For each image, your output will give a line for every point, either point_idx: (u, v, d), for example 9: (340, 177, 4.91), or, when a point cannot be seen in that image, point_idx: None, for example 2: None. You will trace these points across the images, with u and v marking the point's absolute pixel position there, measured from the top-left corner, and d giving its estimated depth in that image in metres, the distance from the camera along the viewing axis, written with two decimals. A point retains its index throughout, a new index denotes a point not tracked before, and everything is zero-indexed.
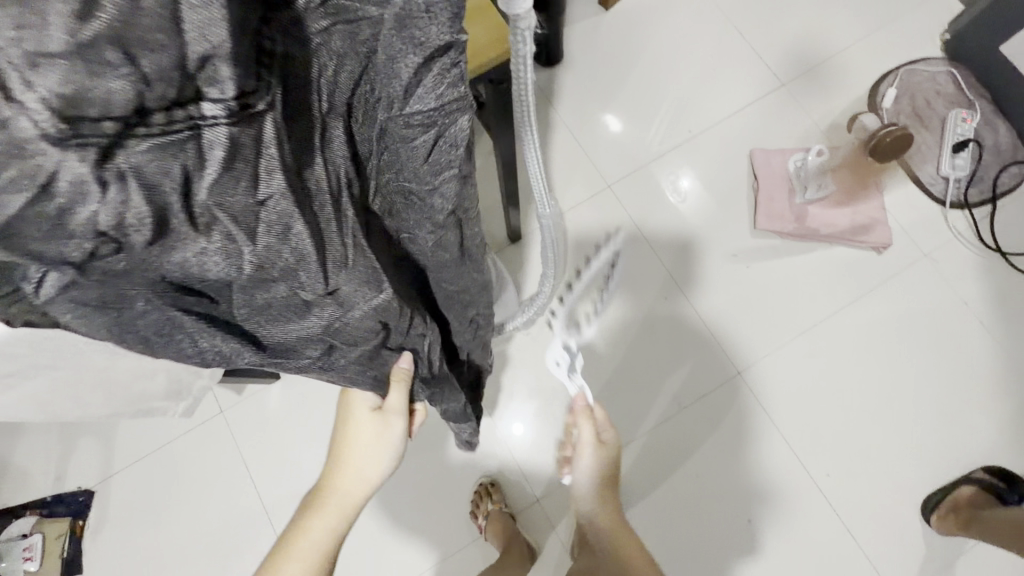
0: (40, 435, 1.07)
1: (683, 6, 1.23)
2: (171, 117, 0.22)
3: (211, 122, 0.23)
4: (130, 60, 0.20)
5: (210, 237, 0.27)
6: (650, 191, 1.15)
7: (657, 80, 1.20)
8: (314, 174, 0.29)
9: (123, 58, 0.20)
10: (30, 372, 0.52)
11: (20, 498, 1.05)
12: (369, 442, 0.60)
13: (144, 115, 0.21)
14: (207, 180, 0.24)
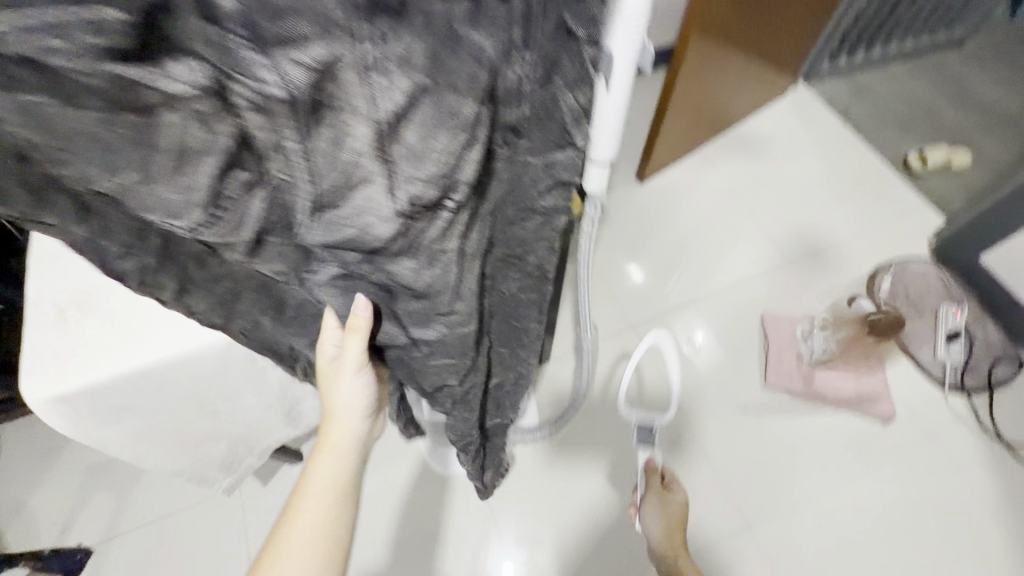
0: (61, 483, 1.11)
1: (705, 188, 1.48)
2: (439, 199, 0.35)
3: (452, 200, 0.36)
4: (443, 170, 0.33)
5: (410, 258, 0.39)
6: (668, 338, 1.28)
7: (680, 244, 1.40)
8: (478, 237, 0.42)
9: (444, 166, 0.33)
10: (135, 411, 0.61)
11: (21, 546, 1.05)
12: (336, 383, 0.54)
13: (430, 196, 0.35)
14: (433, 232, 0.37)
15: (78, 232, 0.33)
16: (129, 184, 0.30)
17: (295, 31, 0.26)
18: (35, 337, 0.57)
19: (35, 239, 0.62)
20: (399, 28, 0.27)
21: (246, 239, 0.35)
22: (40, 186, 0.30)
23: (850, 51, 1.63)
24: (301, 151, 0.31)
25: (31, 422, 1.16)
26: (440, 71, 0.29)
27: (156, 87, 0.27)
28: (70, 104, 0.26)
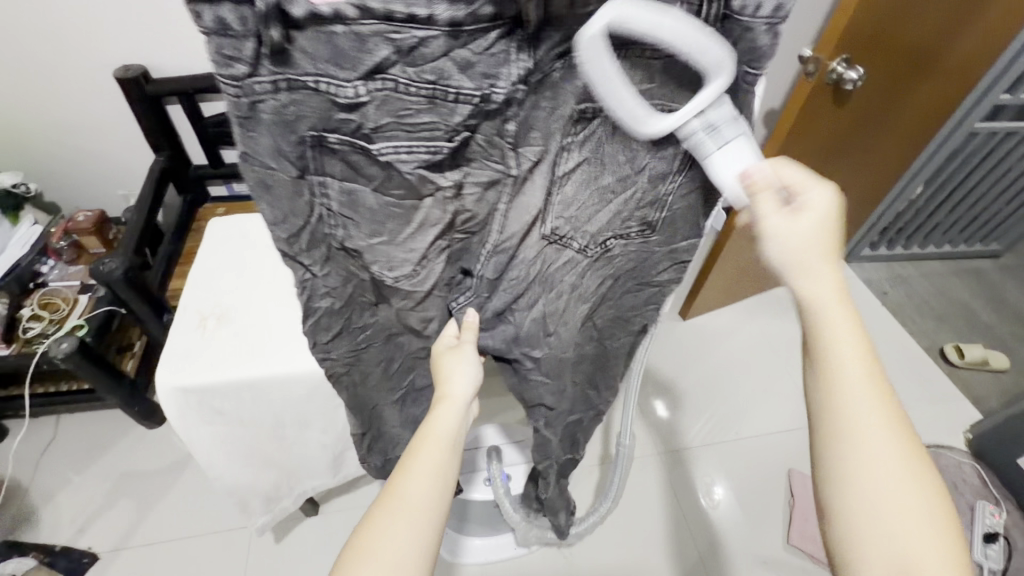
0: (94, 482, 1.16)
1: (743, 337, 1.56)
2: (571, 240, 0.50)
3: (581, 245, 0.50)
4: (586, 218, 0.48)
5: (539, 281, 0.53)
6: (689, 476, 1.29)
7: (714, 384, 1.46)
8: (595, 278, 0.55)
9: (586, 214, 0.48)
10: (227, 417, 0.70)
11: (37, 537, 1.09)
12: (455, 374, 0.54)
13: (566, 237, 0.50)
14: (563, 261, 0.52)
15: (308, 272, 0.46)
16: (378, 241, 0.44)
17: (532, 143, 0.41)
18: (177, 335, 0.69)
19: (198, 262, 0.78)
20: (586, 140, 0.42)
21: (424, 289, 0.51)
22: (314, 243, 0.43)
23: (890, 243, 1.77)
24: (493, 224, 0.47)
25: (88, 417, 1.25)
26: (601, 168, 0.45)
27: (434, 181, 0.41)
28: (376, 189, 0.40)
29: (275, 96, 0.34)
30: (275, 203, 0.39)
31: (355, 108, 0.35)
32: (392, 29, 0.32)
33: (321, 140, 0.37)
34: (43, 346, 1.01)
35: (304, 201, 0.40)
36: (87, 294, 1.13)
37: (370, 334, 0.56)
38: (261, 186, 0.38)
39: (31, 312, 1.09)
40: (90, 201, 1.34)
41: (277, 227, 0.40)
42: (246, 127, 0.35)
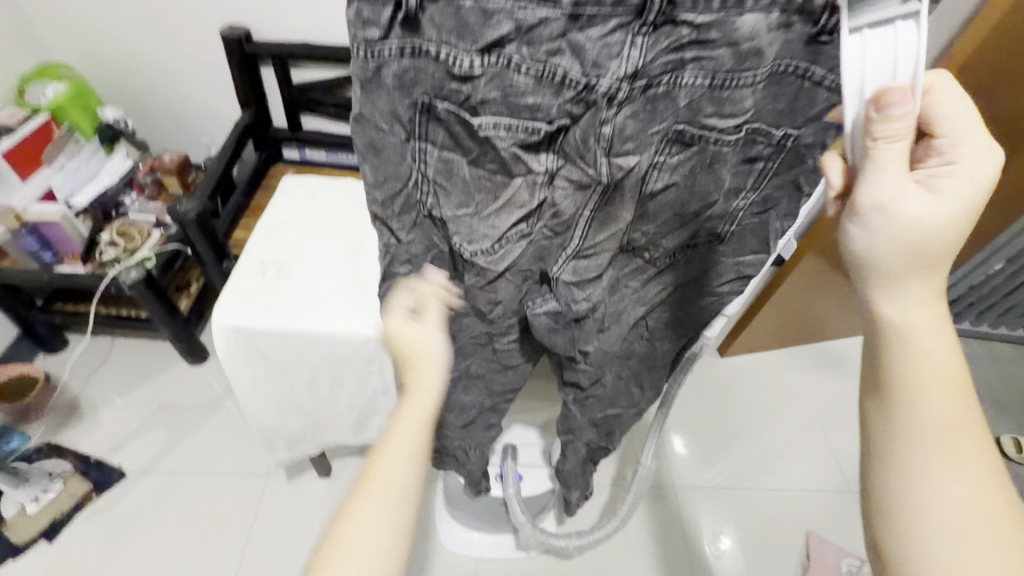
0: (135, 405, 1.24)
1: (782, 385, 1.50)
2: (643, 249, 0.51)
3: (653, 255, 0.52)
4: (662, 233, 0.49)
5: (606, 287, 0.54)
6: (695, 519, 1.25)
7: (741, 428, 1.41)
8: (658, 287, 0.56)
9: (664, 230, 0.49)
10: (269, 363, 0.73)
11: (77, 445, 1.16)
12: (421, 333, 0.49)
13: (641, 246, 0.51)
14: (631, 268, 0.53)
15: (394, 228, 0.49)
16: (463, 213, 0.46)
17: (631, 149, 0.41)
18: (239, 278, 0.73)
19: (267, 213, 0.82)
20: (685, 153, 0.42)
21: (498, 272, 0.51)
22: (405, 207, 0.47)
23: (958, 317, 1.66)
24: (581, 219, 0.47)
25: (139, 344, 1.33)
26: (693, 179, 0.44)
27: (525, 164, 0.42)
28: (471, 161, 0.43)
29: (400, 62, 0.37)
30: (378, 165, 0.44)
31: (467, 80, 0.38)
32: (516, 7, 0.34)
33: (431, 108, 0.40)
34: (114, 271, 1.09)
35: (406, 163, 0.44)
36: (160, 229, 1.21)
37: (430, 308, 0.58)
38: (370, 146, 0.42)
39: (109, 238, 1.17)
40: (178, 146, 1.44)
41: (375, 187, 0.45)
42: (368, 90, 0.39)
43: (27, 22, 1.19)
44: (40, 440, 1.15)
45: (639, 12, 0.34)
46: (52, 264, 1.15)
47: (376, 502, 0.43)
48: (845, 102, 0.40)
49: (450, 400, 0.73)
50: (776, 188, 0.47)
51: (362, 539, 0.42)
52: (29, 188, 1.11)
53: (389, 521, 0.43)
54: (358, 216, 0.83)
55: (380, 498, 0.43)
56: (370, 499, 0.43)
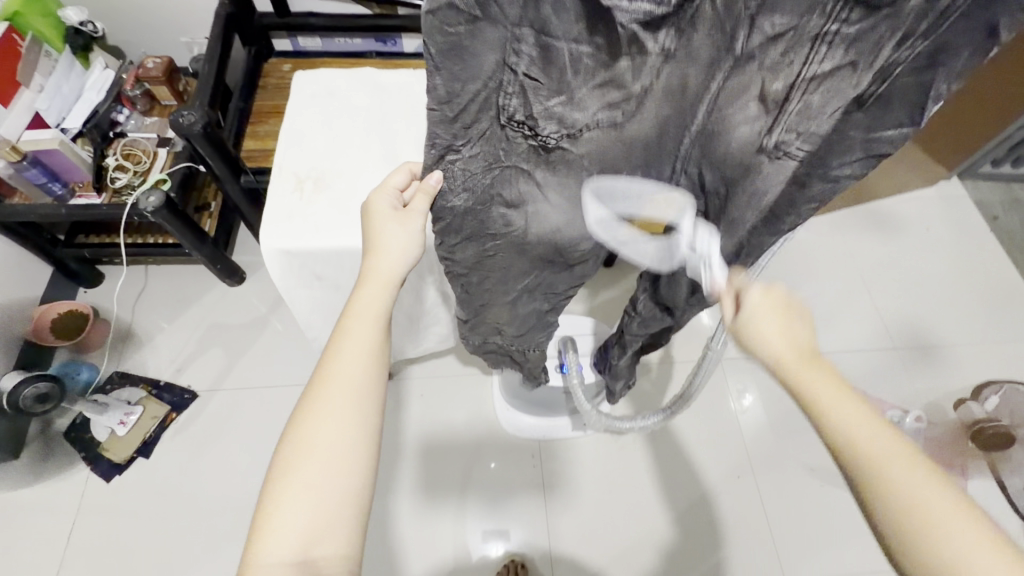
0: (187, 329, 1.25)
1: (829, 252, 1.45)
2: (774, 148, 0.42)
3: (791, 155, 0.42)
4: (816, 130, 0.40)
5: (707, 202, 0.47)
6: (726, 376, 1.28)
7: (782, 295, 1.39)
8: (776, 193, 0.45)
9: (814, 122, 0.40)
10: (325, 283, 0.71)
11: (142, 371, 1.20)
12: (392, 232, 0.54)
13: (780, 145, 0.42)
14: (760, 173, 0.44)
15: (475, 137, 0.43)
16: (556, 104, 0.39)
17: (782, 12, 0.34)
18: (276, 194, 0.67)
19: (288, 118, 0.73)
20: (869, 20, 0.33)
21: (578, 159, 0.44)
22: (468, 114, 0.40)
23: None
24: (712, 93, 0.40)
25: (174, 270, 1.31)
26: (874, 54, 0.35)
27: (649, 37, 0.35)
28: (575, 43, 0.35)
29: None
30: (454, 72, 0.36)
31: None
32: None
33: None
34: (133, 197, 1.03)
35: (486, 60, 0.36)
36: (166, 148, 1.12)
37: (492, 221, 0.51)
38: (445, 51, 0.35)
39: (116, 162, 1.09)
40: (157, 50, 1.27)
41: (445, 102, 0.38)
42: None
43: None
44: (108, 370, 1.19)
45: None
46: (64, 197, 1.07)
47: (350, 377, 0.49)
48: None
49: (515, 310, 0.70)
50: None
51: (334, 411, 0.47)
52: (15, 115, 0.99)
53: (357, 392, 0.49)
54: (387, 117, 0.74)
55: (352, 374, 0.49)
56: (340, 373, 0.49)
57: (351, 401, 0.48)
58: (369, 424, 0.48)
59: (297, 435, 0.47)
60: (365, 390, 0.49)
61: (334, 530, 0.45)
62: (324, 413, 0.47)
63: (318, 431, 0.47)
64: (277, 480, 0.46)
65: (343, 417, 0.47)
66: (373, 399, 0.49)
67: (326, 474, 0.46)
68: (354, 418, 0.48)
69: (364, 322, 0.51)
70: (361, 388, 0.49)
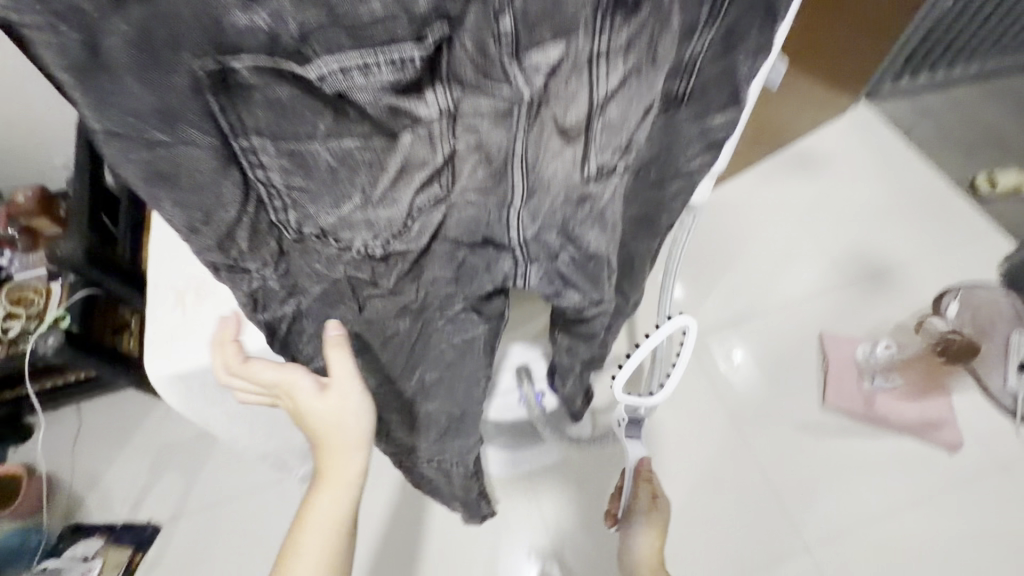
0: (135, 461, 1.17)
1: (764, 204, 1.46)
2: (600, 172, 0.39)
3: (616, 170, 0.40)
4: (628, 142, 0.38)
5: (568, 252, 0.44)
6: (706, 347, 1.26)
7: (731, 257, 1.38)
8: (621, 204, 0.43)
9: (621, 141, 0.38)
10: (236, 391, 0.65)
11: (95, 518, 1.11)
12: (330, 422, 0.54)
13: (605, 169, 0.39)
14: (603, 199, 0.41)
15: (215, 234, 0.35)
16: (349, 208, 0.37)
17: (548, 42, 0.30)
18: (156, 318, 0.62)
19: (155, 229, 0.67)
20: (635, 17, 0.31)
21: (420, 247, 0.42)
22: (257, 241, 0.38)
23: (916, 70, 1.59)
24: (513, 155, 0.36)
25: (107, 400, 1.23)
26: (653, 47, 0.33)
27: (410, 115, 0.32)
28: (330, 130, 0.32)
29: (124, 16, 0.25)
30: (181, 199, 0.33)
31: (251, 10, 0.26)
32: None
33: (226, 74, 0.28)
34: (30, 345, 0.95)
35: (217, 175, 0.32)
36: (58, 280, 1.04)
37: (379, 320, 0.50)
38: (153, 178, 0.31)
39: (5, 311, 1.02)
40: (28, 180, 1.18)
41: (206, 228, 0.35)
42: (89, 80, 0.27)
43: None
44: (58, 527, 1.09)
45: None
46: None
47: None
48: None
49: None
50: (742, 11, 0.35)
51: None
52: None
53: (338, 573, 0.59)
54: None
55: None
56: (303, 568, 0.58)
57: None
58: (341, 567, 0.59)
59: None
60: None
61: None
62: None
63: None
64: None
65: None
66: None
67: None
68: None
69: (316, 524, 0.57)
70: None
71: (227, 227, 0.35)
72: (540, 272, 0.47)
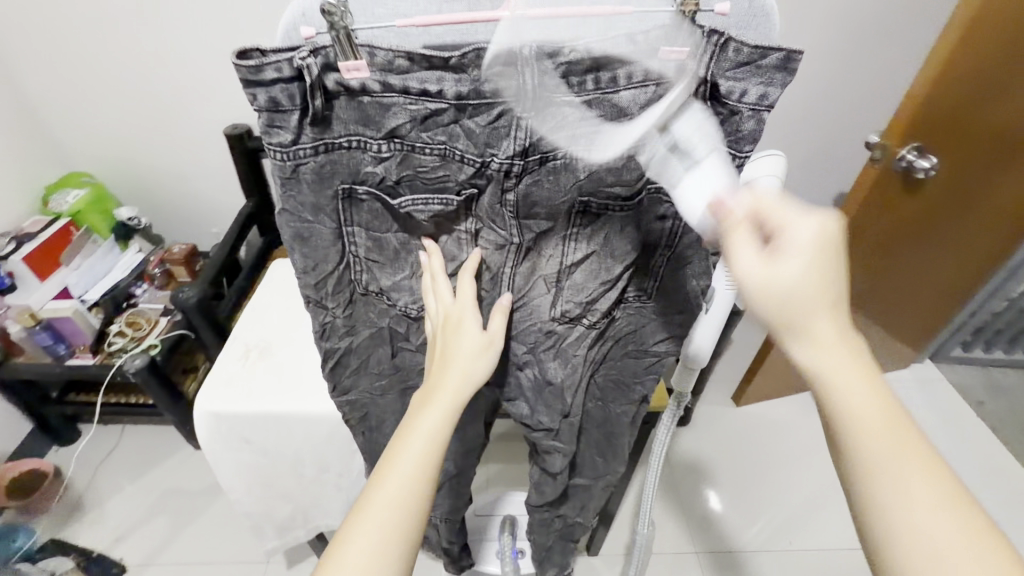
0: (139, 495, 1.23)
1: (810, 433, 1.40)
2: (569, 317, 0.55)
3: (589, 317, 0.55)
4: (595, 305, 0.54)
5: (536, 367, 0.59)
6: None
7: (764, 480, 1.31)
8: (589, 351, 0.58)
9: (588, 301, 0.54)
10: (252, 445, 0.74)
11: (80, 539, 1.16)
12: (454, 353, 0.48)
13: (574, 316, 0.55)
14: (570, 337, 0.57)
15: (306, 279, 0.49)
16: (401, 278, 0.52)
17: (540, 219, 0.48)
18: (222, 364, 0.75)
19: (257, 296, 0.84)
20: (595, 221, 0.49)
21: None
22: (337, 286, 0.51)
23: (990, 345, 1.58)
24: (506, 274, 0.52)
25: (147, 431, 1.35)
26: (607, 243, 0.50)
27: (447, 227, 0.49)
28: (396, 234, 0.49)
29: (315, 159, 0.42)
30: (306, 253, 0.47)
31: (380, 163, 0.43)
32: (408, 100, 0.40)
33: (352, 192, 0.45)
34: (121, 360, 1.13)
35: (329, 244, 0.47)
36: (167, 317, 1.25)
37: (406, 369, 0.60)
38: (296, 239, 0.46)
39: (118, 328, 1.22)
40: (187, 237, 1.49)
41: (307, 273, 0.48)
42: (286, 187, 0.43)
43: (49, 132, 1.27)
44: (44, 537, 1.14)
45: (466, 98, 0.41)
46: (64, 356, 1.19)
47: (374, 553, 0.38)
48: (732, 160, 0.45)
49: None
50: (691, 245, 0.52)
51: None
52: (46, 288, 1.17)
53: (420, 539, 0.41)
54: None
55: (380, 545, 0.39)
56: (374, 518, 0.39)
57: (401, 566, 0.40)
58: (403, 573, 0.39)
59: None
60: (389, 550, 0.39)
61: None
62: None
63: None
64: None
65: None
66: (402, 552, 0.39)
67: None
68: None
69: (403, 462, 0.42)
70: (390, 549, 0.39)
71: (323, 277, 0.49)
72: (502, 367, 0.60)
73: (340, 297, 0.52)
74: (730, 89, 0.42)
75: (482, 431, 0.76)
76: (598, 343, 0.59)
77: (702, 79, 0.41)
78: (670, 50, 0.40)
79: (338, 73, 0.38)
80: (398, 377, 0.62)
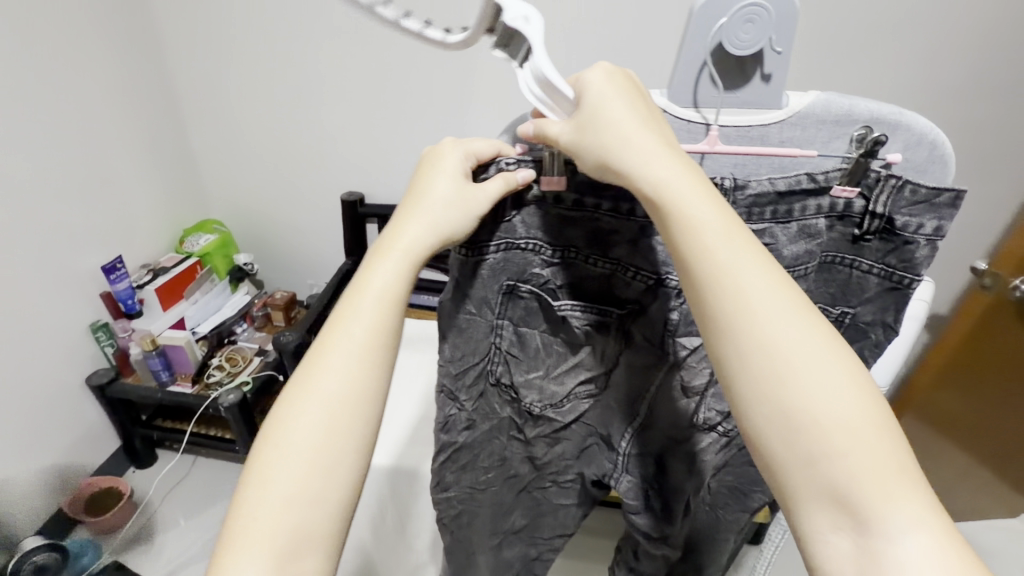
0: (199, 529, 1.26)
1: None
2: (701, 426, 0.56)
3: (722, 429, 0.56)
4: (731, 416, 0.55)
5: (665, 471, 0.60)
6: None
7: None
8: (716, 459, 0.59)
9: (721, 414, 0.55)
10: None
11: (139, 564, 1.18)
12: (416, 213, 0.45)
13: (709, 425, 0.56)
14: (704, 452, 0.58)
15: (449, 368, 0.53)
16: (533, 375, 0.54)
17: (695, 334, 0.50)
18: None
19: None
20: None
21: (567, 417, 0.58)
22: (473, 379, 0.54)
23: None
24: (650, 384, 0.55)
25: (216, 465, 1.39)
26: None
27: (593, 338, 0.52)
28: (543, 331, 0.52)
29: (495, 258, 0.47)
30: (459, 344, 0.52)
31: (548, 266, 0.48)
32: (596, 215, 0.45)
33: (515, 290, 0.49)
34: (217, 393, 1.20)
35: (481, 337, 0.52)
36: (260, 356, 1.34)
37: (510, 463, 0.64)
38: (453, 328, 0.51)
39: (218, 362, 1.32)
40: (285, 284, 1.63)
41: (452, 363, 0.53)
42: (461, 282, 0.49)
43: (196, 182, 1.47)
44: (109, 557, 1.17)
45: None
46: (165, 382, 1.28)
47: (333, 398, 0.41)
48: (898, 287, 0.45)
49: (495, 560, 0.76)
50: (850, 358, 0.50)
51: (337, 430, 0.41)
52: (166, 317, 1.29)
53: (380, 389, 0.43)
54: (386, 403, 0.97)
55: (342, 394, 0.42)
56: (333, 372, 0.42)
57: (366, 417, 0.42)
58: (364, 425, 0.42)
59: (278, 436, 0.41)
60: (350, 405, 0.42)
61: (300, 561, 0.39)
62: (315, 441, 0.40)
63: (318, 456, 0.40)
64: (238, 519, 0.39)
65: (304, 435, 0.40)
66: (362, 403, 0.42)
67: (301, 508, 0.39)
68: (308, 466, 0.40)
69: (352, 318, 0.43)
70: (352, 401, 0.42)
71: (464, 368, 0.53)
72: (630, 485, 0.62)
73: (474, 397, 0.56)
74: (907, 224, 0.42)
75: (577, 517, 0.73)
76: (725, 450, 0.58)
77: (872, 213, 0.42)
78: (840, 188, 0.42)
79: (538, 184, 0.45)
80: (503, 471, 0.65)
